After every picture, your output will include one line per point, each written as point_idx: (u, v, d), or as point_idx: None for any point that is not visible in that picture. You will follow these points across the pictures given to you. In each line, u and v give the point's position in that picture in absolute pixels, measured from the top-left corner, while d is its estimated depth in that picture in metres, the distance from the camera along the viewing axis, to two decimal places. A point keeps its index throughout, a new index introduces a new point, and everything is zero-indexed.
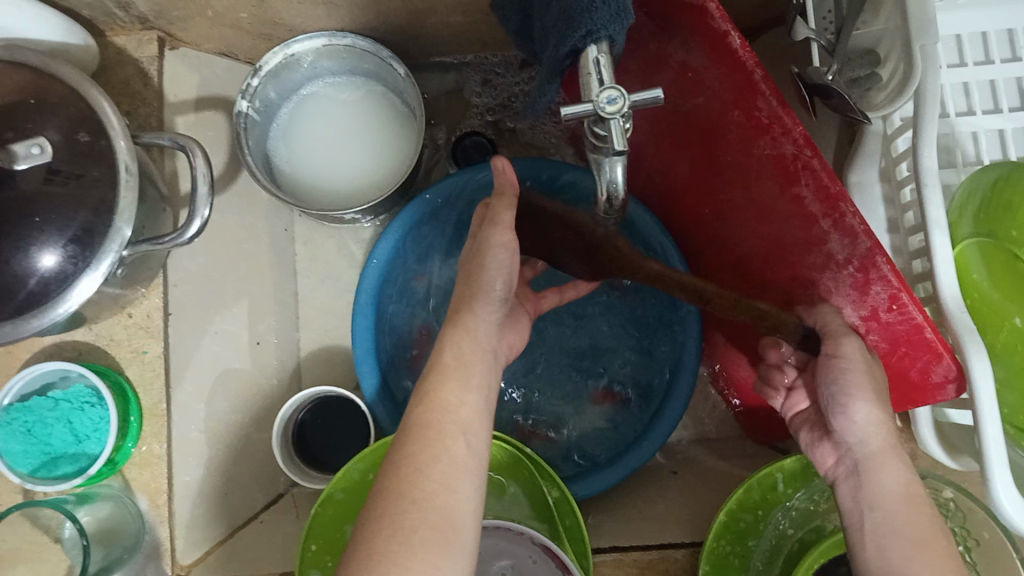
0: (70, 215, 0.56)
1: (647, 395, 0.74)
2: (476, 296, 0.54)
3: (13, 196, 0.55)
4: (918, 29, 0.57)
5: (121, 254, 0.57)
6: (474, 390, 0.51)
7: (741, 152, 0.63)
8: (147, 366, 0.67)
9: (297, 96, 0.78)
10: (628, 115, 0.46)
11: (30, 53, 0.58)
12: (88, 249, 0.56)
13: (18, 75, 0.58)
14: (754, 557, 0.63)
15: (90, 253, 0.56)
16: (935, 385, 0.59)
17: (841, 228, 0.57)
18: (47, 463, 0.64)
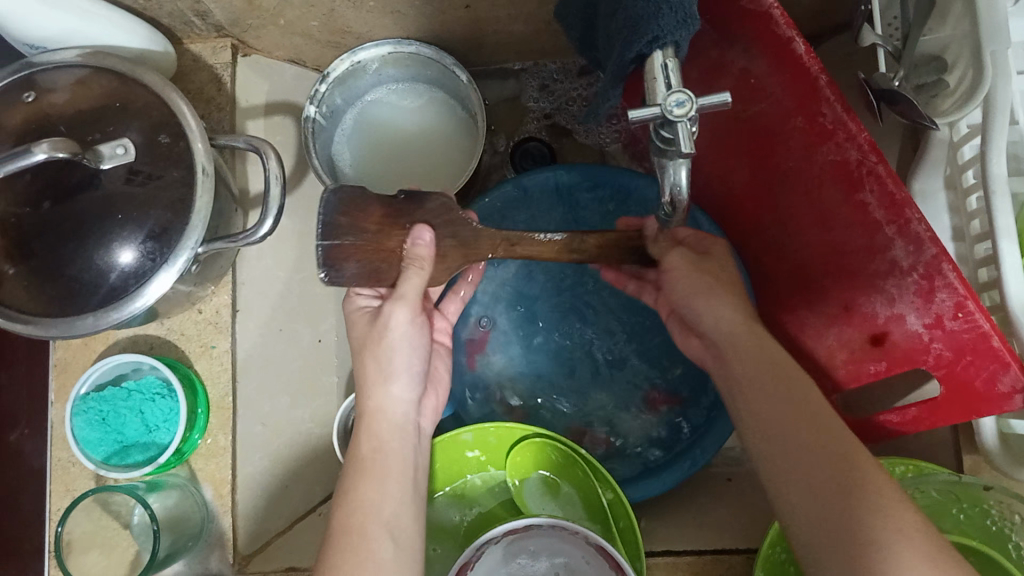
0: (149, 214, 0.58)
1: (700, 402, 0.75)
2: (400, 387, 0.57)
3: (99, 194, 0.58)
4: (990, 34, 0.57)
5: (196, 251, 0.59)
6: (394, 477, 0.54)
7: (804, 157, 0.63)
8: (215, 360, 0.70)
9: (361, 103, 0.81)
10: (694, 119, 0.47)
11: (115, 58, 0.61)
12: (165, 246, 0.59)
13: (104, 80, 0.61)
14: None
15: (166, 251, 0.58)
16: (1001, 396, 0.57)
17: (906, 235, 0.58)
18: (120, 451, 0.67)
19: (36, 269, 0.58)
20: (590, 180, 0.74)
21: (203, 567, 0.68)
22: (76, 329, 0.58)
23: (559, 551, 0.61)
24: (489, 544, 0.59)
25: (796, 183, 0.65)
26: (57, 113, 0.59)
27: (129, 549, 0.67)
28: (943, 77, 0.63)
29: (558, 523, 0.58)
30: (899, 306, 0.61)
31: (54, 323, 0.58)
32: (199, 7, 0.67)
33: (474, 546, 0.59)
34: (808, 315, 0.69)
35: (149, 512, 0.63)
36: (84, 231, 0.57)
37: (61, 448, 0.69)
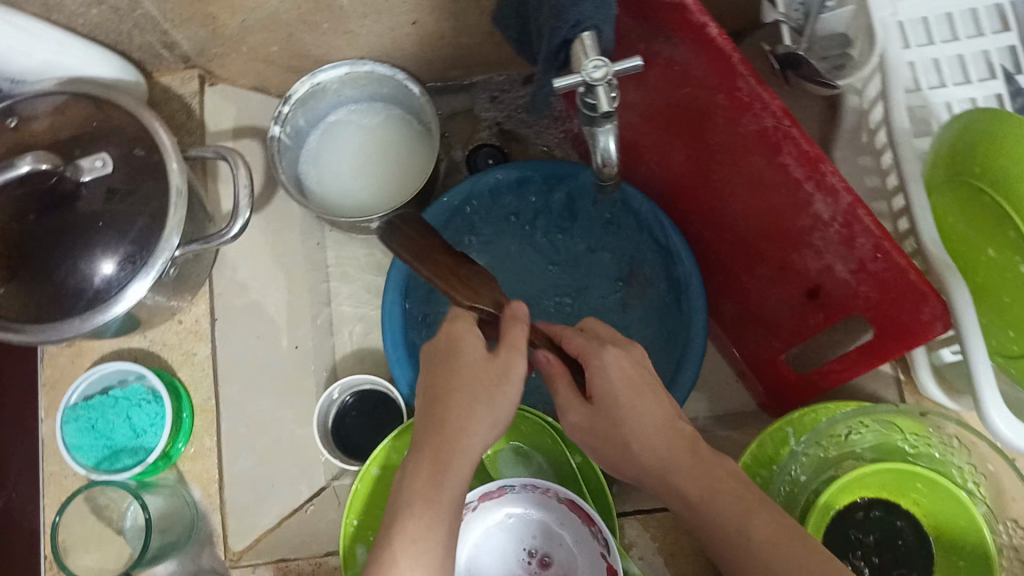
0: (130, 221, 0.63)
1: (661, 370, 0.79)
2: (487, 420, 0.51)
3: (81, 206, 0.63)
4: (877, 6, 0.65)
5: (173, 255, 0.64)
6: (453, 500, 0.48)
7: (729, 131, 0.69)
8: (198, 366, 0.73)
9: (325, 124, 0.86)
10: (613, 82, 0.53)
11: (90, 85, 0.67)
12: (144, 251, 0.63)
13: (81, 105, 0.66)
14: None
15: (145, 256, 0.63)
16: (926, 327, 0.61)
17: (824, 189, 0.62)
18: (110, 456, 0.70)
19: (23, 279, 0.62)
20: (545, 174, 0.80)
21: (196, 563, 0.71)
22: (63, 332, 0.62)
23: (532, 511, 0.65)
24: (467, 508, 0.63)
25: (727, 156, 0.70)
26: (39, 137, 0.64)
27: (125, 552, 0.70)
28: (847, 51, 0.70)
29: (528, 483, 0.62)
30: (828, 257, 0.66)
31: (42, 328, 0.62)
32: (166, 39, 0.73)
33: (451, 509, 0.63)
34: (752, 279, 0.75)
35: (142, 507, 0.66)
36: (69, 240, 0.62)
37: (53, 462, 0.72)
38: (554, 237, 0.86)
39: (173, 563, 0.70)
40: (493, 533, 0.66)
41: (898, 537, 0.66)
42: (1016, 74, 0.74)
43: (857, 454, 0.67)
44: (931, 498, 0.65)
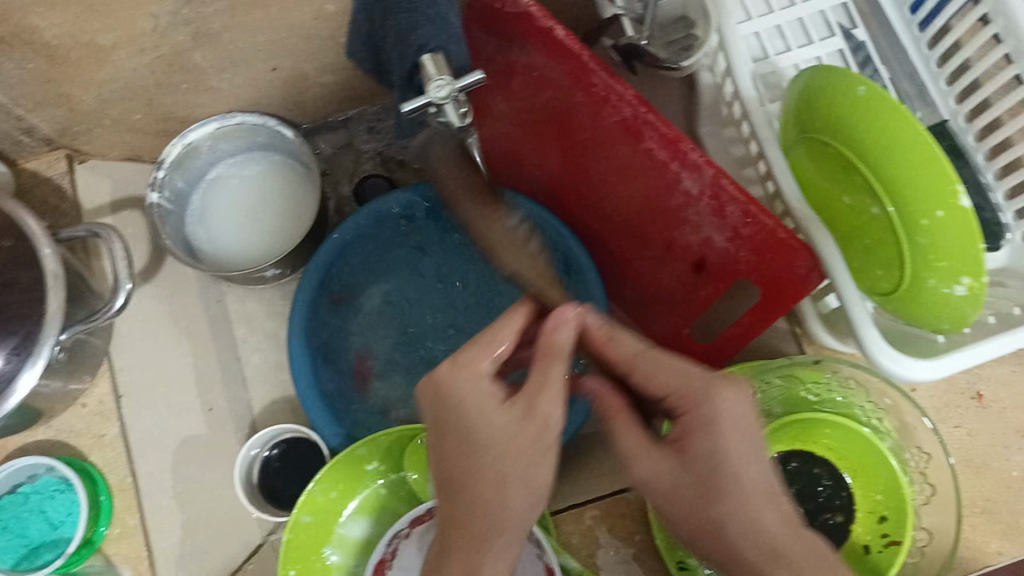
0: (10, 316, 0.62)
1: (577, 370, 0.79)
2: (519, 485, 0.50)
3: None
4: None
5: (60, 343, 0.62)
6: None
7: (595, 127, 0.72)
8: (109, 448, 0.74)
9: (205, 182, 0.86)
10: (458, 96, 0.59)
11: None
12: (28, 344, 0.61)
13: None
14: None
15: (28, 349, 0.61)
16: (802, 280, 0.64)
17: (687, 166, 0.66)
18: (28, 555, 0.68)
19: None
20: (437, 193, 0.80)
21: None
22: None
23: None
24: (396, 536, 0.64)
25: (596, 150, 0.73)
26: None
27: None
28: (691, 32, 0.72)
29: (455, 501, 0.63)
30: (705, 229, 0.69)
31: None
32: (23, 124, 0.73)
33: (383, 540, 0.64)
34: (642, 261, 0.78)
35: None
36: None
37: None
38: (456, 260, 0.85)
39: None
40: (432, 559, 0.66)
41: (817, 484, 0.68)
42: (851, 30, 0.79)
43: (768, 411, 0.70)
44: (840, 441, 0.68)
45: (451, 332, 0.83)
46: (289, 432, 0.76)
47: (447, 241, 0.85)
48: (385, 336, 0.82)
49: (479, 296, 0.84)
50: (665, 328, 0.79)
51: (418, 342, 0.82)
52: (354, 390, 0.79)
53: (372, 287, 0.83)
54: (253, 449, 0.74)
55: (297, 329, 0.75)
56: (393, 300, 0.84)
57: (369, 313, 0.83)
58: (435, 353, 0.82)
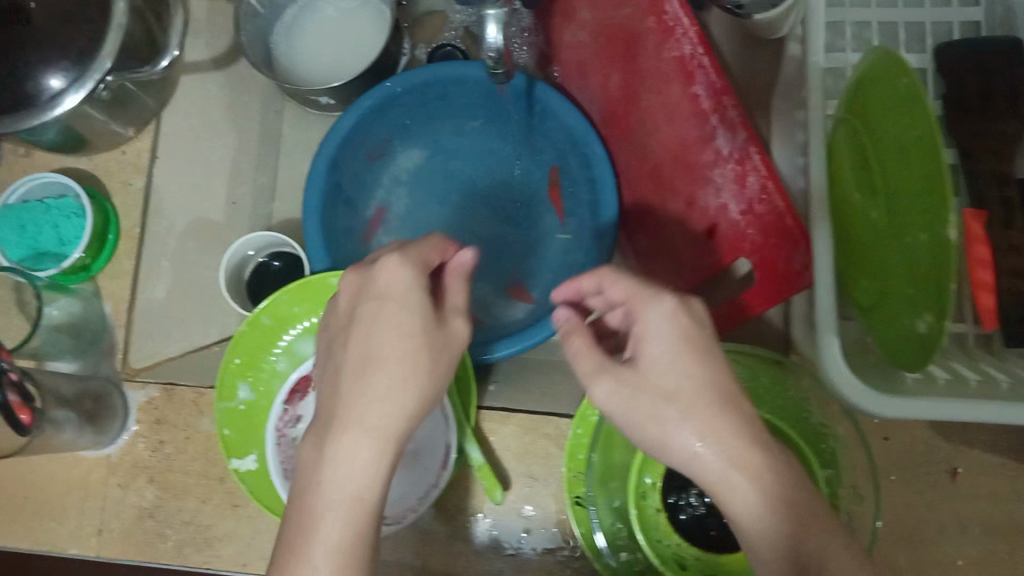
0: (65, 51, 0.70)
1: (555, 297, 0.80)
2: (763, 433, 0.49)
3: (29, 30, 0.70)
4: None
5: (102, 80, 0.70)
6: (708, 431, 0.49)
7: (655, 58, 0.69)
8: (131, 196, 0.78)
9: (303, 0, 0.88)
10: None
11: None
12: (81, 72, 0.70)
13: None
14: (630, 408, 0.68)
15: (79, 77, 0.70)
16: (795, 275, 0.62)
17: (724, 123, 0.64)
18: (35, 256, 0.74)
19: None
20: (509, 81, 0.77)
21: (93, 371, 0.75)
22: (6, 126, 0.69)
23: None
24: None
25: (651, 82, 0.71)
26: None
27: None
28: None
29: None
30: (724, 195, 0.67)
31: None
32: None
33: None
34: (663, 212, 0.74)
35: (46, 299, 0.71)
36: (31, 48, 0.70)
37: None
38: (496, 146, 0.85)
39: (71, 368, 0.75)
40: None
41: None
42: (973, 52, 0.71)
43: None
44: None
45: (461, 214, 0.84)
46: (284, 241, 0.78)
47: (492, 128, 0.84)
48: (404, 196, 0.85)
49: (502, 189, 0.85)
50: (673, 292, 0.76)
51: (433, 210, 0.85)
52: (360, 234, 0.82)
53: (409, 147, 0.84)
54: (246, 270, 0.79)
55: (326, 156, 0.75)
56: (423, 166, 0.85)
57: (397, 171, 0.85)
58: (445, 226, 0.84)
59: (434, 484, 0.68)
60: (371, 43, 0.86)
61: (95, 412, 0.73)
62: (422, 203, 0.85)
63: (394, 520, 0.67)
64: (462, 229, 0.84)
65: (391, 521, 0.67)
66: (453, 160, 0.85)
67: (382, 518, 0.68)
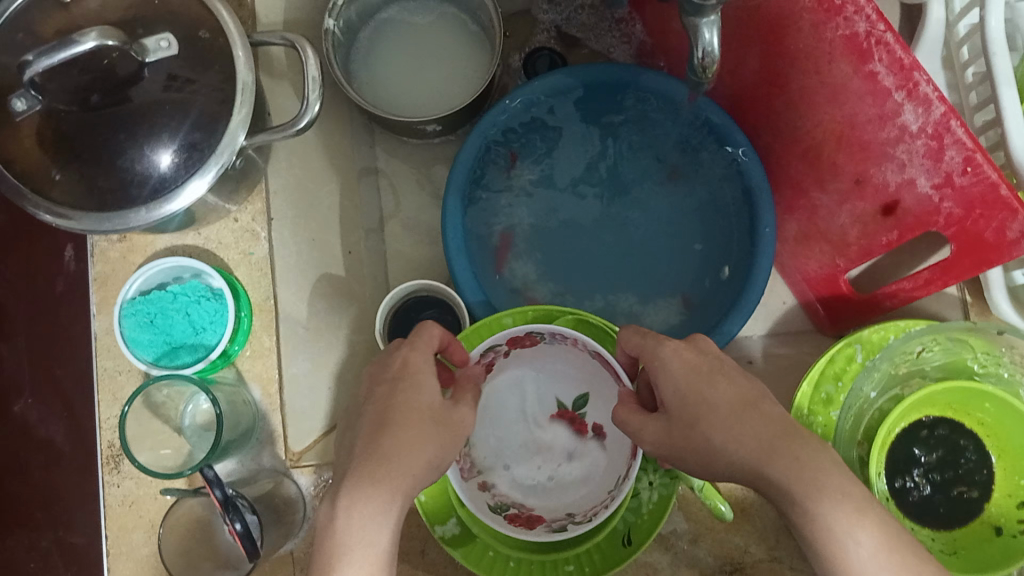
0: (180, 123, 0.60)
1: (715, 302, 0.76)
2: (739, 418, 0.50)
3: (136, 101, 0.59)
4: None
5: (230, 159, 0.60)
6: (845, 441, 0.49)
7: (812, 39, 0.66)
8: (255, 266, 0.71)
9: (376, 21, 0.81)
10: None
11: None
12: (202, 153, 0.60)
13: (173, 17, 0.62)
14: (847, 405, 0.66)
15: (200, 159, 0.60)
16: (1010, 242, 0.61)
17: (915, 98, 0.61)
18: (169, 352, 0.67)
19: (77, 169, 0.59)
20: (629, 80, 0.75)
21: (256, 466, 0.68)
22: (129, 222, 0.59)
23: (562, 371, 0.69)
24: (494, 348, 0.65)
25: (805, 63, 0.68)
26: (76, 81, 0.58)
27: (154, 513, 0.67)
28: None
29: (557, 331, 0.64)
30: (910, 171, 0.65)
31: (105, 218, 0.59)
32: None
33: (479, 351, 0.64)
34: (821, 195, 0.73)
35: (213, 396, 0.62)
36: (134, 124, 0.59)
37: (106, 359, 0.69)
38: (613, 145, 0.82)
39: (232, 463, 0.68)
40: (512, 399, 0.69)
41: (961, 456, 0.66)
42: None
43: (924, 372, 0.67)
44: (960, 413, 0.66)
45: (594, 221, 0.81)
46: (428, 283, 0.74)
47: (605, 127, 0.81)
48: (529, 214, 0.81)
49: (631, 188, 0.82)
50: (831, 271, 0.76)
51: (562, 221, 0.81)
52: (492, 261, 0.79)
53: (525, 162, 0.81)
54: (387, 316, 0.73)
55: (456, 193, 0.74)
56: (543, 178, 0.82)
57: (519, 188, 0.81)
58: (579, 237, 0.81)
59: (622, 478, 0.62)
60: (462, 59, 0.80)
61: (277, 508, 0.66)
62: (551, 217, 0.81)
63: (581, 520, 0.62)
64: (597, 237, 0.81)
65: (578, 520, 0.62)
66: (572, 166, 0.82)
67: (568, 515, 0.64)
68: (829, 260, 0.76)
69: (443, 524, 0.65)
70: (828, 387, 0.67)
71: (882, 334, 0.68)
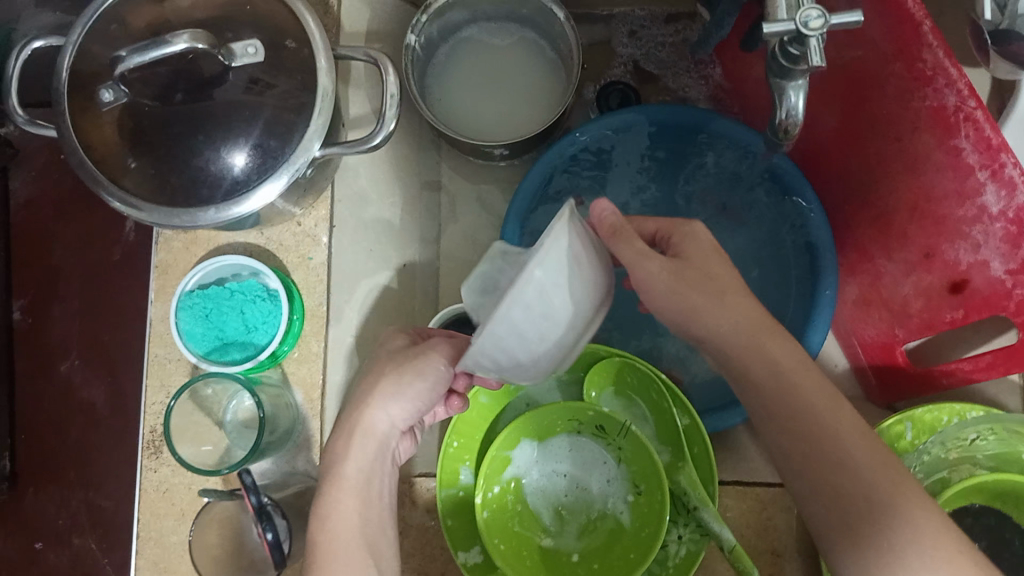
0: (264, 124, 0.61)
1: None
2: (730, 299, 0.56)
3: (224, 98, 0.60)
4: None
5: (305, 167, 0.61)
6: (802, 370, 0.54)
7: (898, 106, 0.65)
8: (313, 271, 0.70)
9: (455, 38, 0.82)
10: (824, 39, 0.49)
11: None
12: (279, 156, 0.61)
13: (265, 23, 0.63)
14: None
15: (276, 163, 0.61)
16: None
17: (999, 180, 0.59)
18: (220, 348, 0.67)
19: (156, 162, 0.61)
20: (703, 125, 0.75)
21: (290, 468, 0.69)
22: (196, 221, 0.60)
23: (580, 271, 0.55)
24: None
25: (887, 130, 0.67)
26: (156, 75, 0.59)
27: (186, 502, 0.68)
28: None
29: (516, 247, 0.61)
30: (983, 252, 0.63)
31: (173, 213, 0.60)
32: None
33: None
34: (887, 262, 0.72)
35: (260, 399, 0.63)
36: (213, 125, 0.60)
37: (157, 346, 0.70)
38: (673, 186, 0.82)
39: (267, 463, 0.69)
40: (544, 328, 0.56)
41: (1005, 551, 0.64)
42: None
43: (976, 459, 0.66)
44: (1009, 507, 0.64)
45: None
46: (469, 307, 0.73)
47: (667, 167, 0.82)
48: None
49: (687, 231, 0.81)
50: (888, 341, 0.74)
51: None
52: None
53: (585, 193, 0.81)
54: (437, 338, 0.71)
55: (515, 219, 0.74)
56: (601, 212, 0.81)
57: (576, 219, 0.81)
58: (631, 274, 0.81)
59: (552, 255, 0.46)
60: (537, 85, 0.81)
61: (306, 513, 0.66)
62: None
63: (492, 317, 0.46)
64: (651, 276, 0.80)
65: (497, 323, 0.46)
66: (630, 201, 0.82)
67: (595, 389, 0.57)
68: (887, 329, 0.74)
69: (467, 551, 0.64)
70: None
71: (936, 414, 0.65)
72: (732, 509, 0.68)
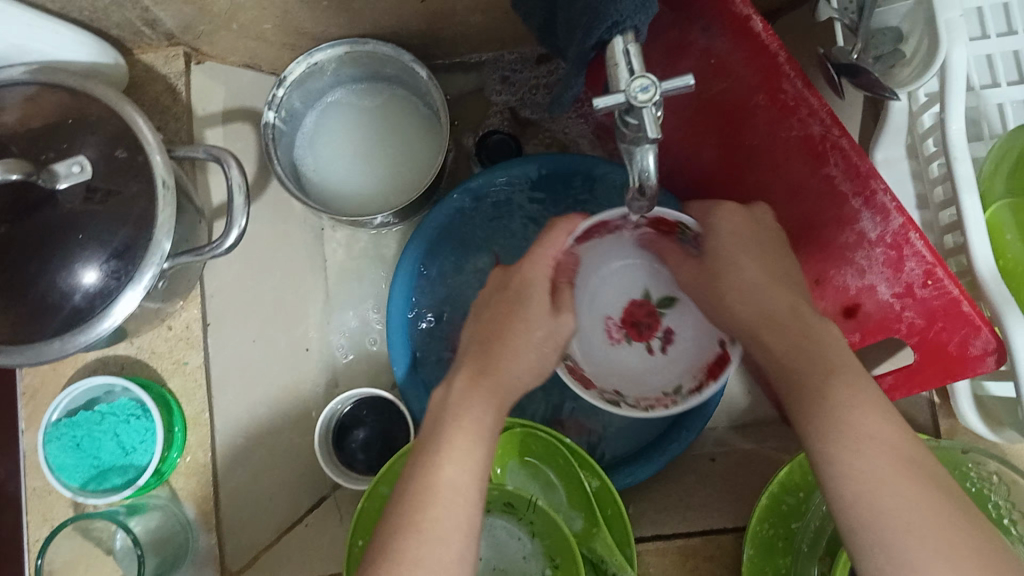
0: (115, 230, 0.57)
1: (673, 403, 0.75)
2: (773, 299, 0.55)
3: (57, 214, 0.56)
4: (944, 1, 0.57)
5: (163, 265, 0.58)
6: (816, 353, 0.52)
7: (769, 136, 0.63)
8: (189, 376, 0.68)
9: (322, 104, 0.78)
10: (660, 104, 0.46)
11: (128, 98, 0.59)
12: (131, 263, 0.57)
13: (88, 131, 0.58)
14: (799, 538, 0.63)
15: (133, 268, 0.57)
16: (974, 358, 0.59)
17: (872, 206, 0.58)
18: (97, 476, 0.64)
19: None
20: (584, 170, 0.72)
21: None
22: (42, 355, 0.56)
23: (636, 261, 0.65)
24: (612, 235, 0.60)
25: (763, 159, 0.65)
26: None
27: None
28: (900, 48, 0.62)
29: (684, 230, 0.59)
30: (869, 277, 0.62)
31: (17, 350, 0.57)
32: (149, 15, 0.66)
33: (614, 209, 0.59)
34: None
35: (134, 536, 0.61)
36: (46, 251, 0.56)
37: (34, 478, 0.67)
38: None
39: None
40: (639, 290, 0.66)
41: None
42: None
43: None
44: None
45: None
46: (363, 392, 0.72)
47: None
48: None
49: None
50: None
51: None
52: None
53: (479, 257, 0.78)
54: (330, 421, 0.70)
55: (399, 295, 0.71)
56: None
57: None
58: None
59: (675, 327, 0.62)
60: (413, 143, 0.78)
61: None
62: None
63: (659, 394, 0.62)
64: None
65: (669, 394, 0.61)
66: None
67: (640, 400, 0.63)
68: None
69: None
70: (781, 510, 0.64)
71: None
72: (655, 566, 0.66)
